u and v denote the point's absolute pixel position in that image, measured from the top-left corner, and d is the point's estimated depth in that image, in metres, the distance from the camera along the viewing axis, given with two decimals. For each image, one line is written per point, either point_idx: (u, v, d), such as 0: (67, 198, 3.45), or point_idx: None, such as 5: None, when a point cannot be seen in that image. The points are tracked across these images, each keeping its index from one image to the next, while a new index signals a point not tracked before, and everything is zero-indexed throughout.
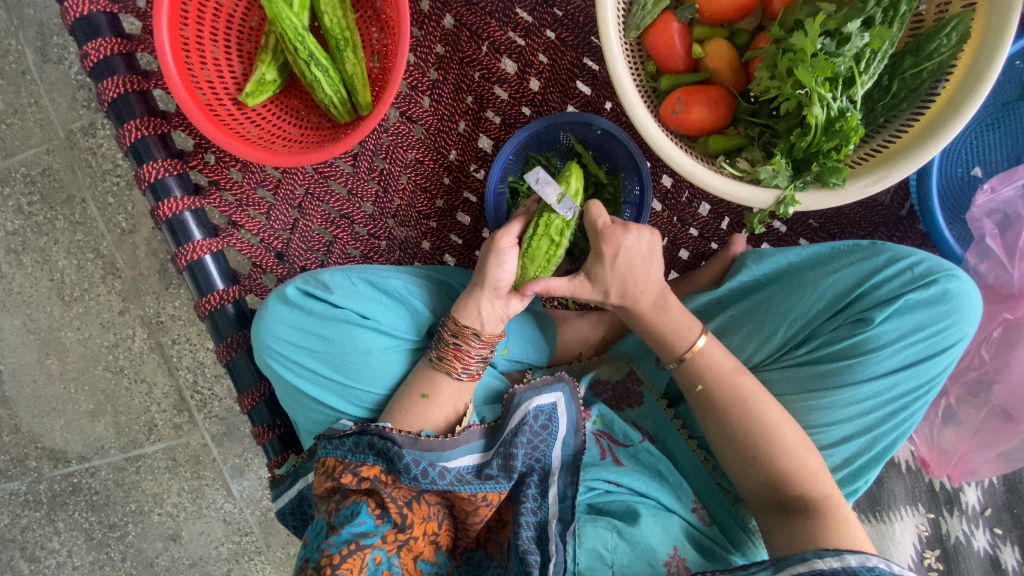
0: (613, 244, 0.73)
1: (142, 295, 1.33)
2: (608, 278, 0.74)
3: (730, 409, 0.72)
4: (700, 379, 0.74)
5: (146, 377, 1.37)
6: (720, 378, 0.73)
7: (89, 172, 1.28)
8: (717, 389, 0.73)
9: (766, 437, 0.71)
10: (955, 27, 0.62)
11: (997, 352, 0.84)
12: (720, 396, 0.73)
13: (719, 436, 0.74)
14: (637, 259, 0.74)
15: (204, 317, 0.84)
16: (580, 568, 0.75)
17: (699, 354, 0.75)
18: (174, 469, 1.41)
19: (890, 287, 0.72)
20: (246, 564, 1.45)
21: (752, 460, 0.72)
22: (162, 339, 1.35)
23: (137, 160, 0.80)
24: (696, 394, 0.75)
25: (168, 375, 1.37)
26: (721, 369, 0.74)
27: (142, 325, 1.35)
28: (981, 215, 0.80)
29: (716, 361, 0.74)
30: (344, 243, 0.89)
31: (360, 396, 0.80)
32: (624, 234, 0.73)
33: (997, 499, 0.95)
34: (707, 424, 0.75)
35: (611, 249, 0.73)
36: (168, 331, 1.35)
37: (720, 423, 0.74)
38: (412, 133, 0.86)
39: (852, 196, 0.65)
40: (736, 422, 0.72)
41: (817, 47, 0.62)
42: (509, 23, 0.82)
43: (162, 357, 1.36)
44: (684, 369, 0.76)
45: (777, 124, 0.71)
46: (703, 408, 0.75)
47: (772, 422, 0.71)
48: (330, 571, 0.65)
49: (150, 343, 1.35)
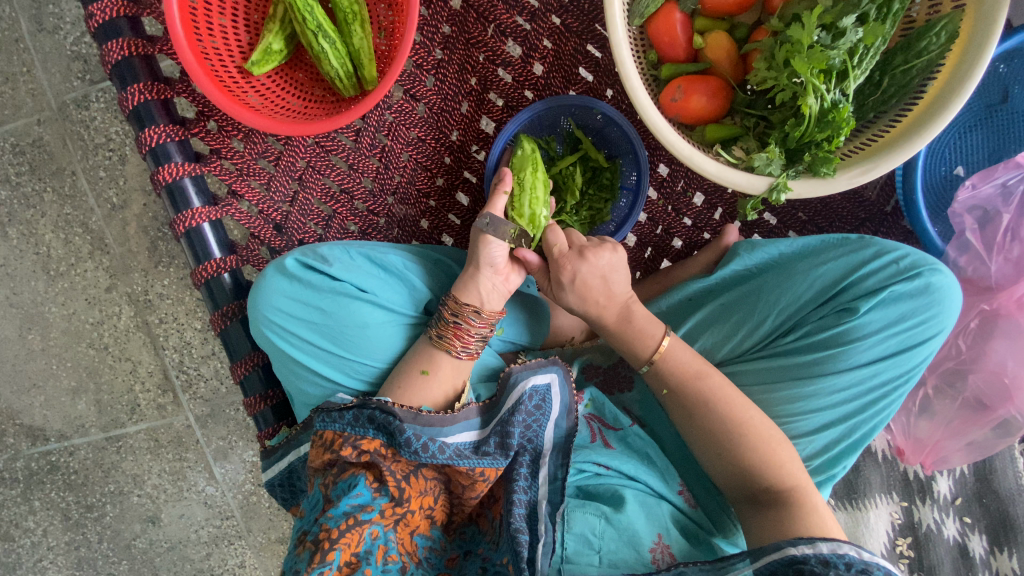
0: (569, 270, 0.77)
1: (130, 272, 1.32)
2: (590, 270, 0.76)
3: (695, 407, 0.75)
4: (665, 384, 0.77)
5: (131, 356, 1.36)
6: (683, 381, 0.76)
7: (80, 145, 1.26)
8: (681, 390, 0.76)
9: (732, 434, 0.73)
10: (944, 27, 0.65)
11: (973, 343, 0.87)
12: (687, 396, 0.76)
13: (689, 433, 0.77)
14: (595, 281, 0.77)
15: (200, 285, 0.84)
16: (568, 553, 0.76)
17: (663, 356, 0.77)
18: (156, 449, 1.40)
19: (877, 279, 0.75)
20: (226, 548, 1.44)
21: (720, 454, 0.74)
22: (149, 317, 1.34)
23: (139, 124, 0.80)
24: (663, 397, 0.78)
25: (154, 354, 1.36)
26: (683, 372, 0.76)
27: (129, 302, 1.33)
28: (962, 210, 0.83)
29: (679, 363, 0.76)
30: (344, 218, 0.90)
31: (358, 370, 0.80)
32: (579, 261, 0.77)
33: (968, 489, 0.99)
34: (677, 421, 0.78)
35: (567, 275, 0.77)
36: (156, 309, 1.34)
37: (689, 420, 0.76)
38: (416, 111, 0.87)
39: (841, 185, 0.68)
40: (703, 419, 0.75)
41: (813, 39, 0.65)
42: (516, 7, 0.83)
43: (148, 335, 1.35)
44: (653, 372, 0.78)
45: (773, 115, 0.74)
46: (672, 408, 0.78)
47: (736, 417, 0.73)
48: (328, 544, 0.65)
49: (137, 321, 1.34)
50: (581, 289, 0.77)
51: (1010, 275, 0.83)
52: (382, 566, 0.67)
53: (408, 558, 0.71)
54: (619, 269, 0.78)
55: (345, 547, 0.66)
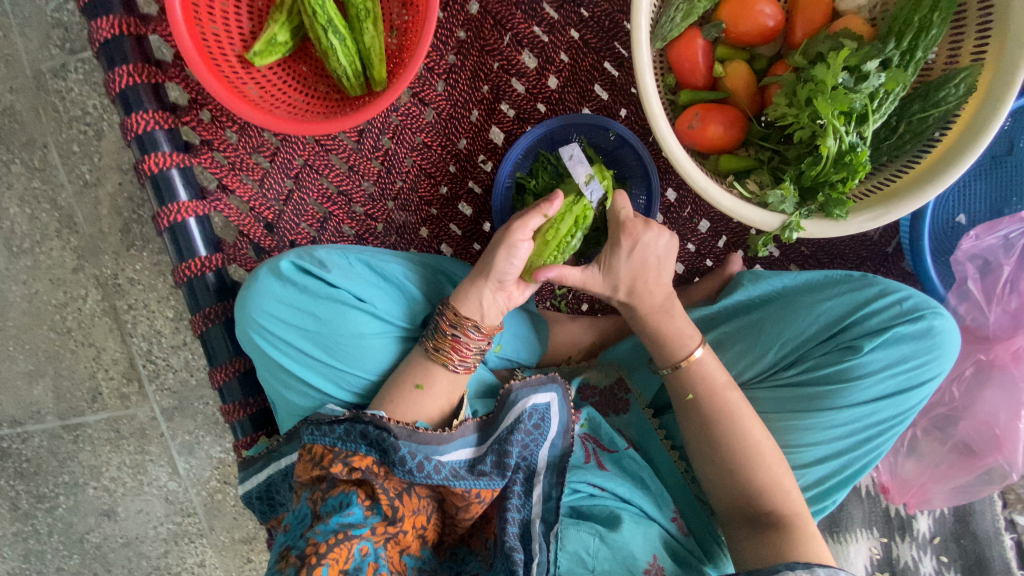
0: (632, 238, 0.75)
1: (99, 254, 1.24)
2: (621, 270, 0.75)
3: (716, 421, 0.74)
4: (690, 389, 0.76)
5: (95, 342, 1.28)
6: (711, 392, 0.75)
7: (54, 117, 1.18)
8: (706, 400, 0.75)
9: (747, 453, 0.72)
10: (964, 78, 0.65)
11: (967, 391, 0.89)
12: (709, 407, 0.75)
13: (699, 448, 0.76)
14: (651, 257, 0.75)
15: (181, 284, 0.80)
16: (561, 571, 0.74)
17: (693, 363, 0.76)
18: (116, 441, 1.33)
19: (880, 319, 0.75)
20: (186, 546, 1.38)
21: (729, 472, 0.73)
22: (117, 302, 1.26)
23: (125, 108, 0.75)
24: (685, 403, 0.76)
25: (121, 341, 1.28)
26: (712, 382, 0.75)
27: (97, 285, 1.26)
28: (964, 258, 0.85)
29: (709, 373, 0.75)
30: (340, 220, 0.86)
31: (347, 381, 0.76)
32: (644, 230, 0.74)
33: (946, 528, 1.01)
34: (691, 434, 0.77)
35: (629, 241, 0.74)
36: (126, 294, 1.26)
37: (704, 435, 0.75)
38: (424, 116, 0.84)
39: (852, 229, 0.68)
40: (720, 434, 0.74)
41: (837, 81, 0.65)
42: (535, 18, 0.81)
43: (115, 321, 1.27)
44: (679, 377, 0.77)
45: (788, 151, 0.73)
46: (690, 418, 0.76)
47: (753, 437, 0.73)
48: (314, 559, 0.62)
49: (104, 305, 1.27)
50: (630, 270, 0.75)
51: (1007, 327, 0.85)
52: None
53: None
54: (673, 255, 0.77)
55: (333, 563, 0.62)
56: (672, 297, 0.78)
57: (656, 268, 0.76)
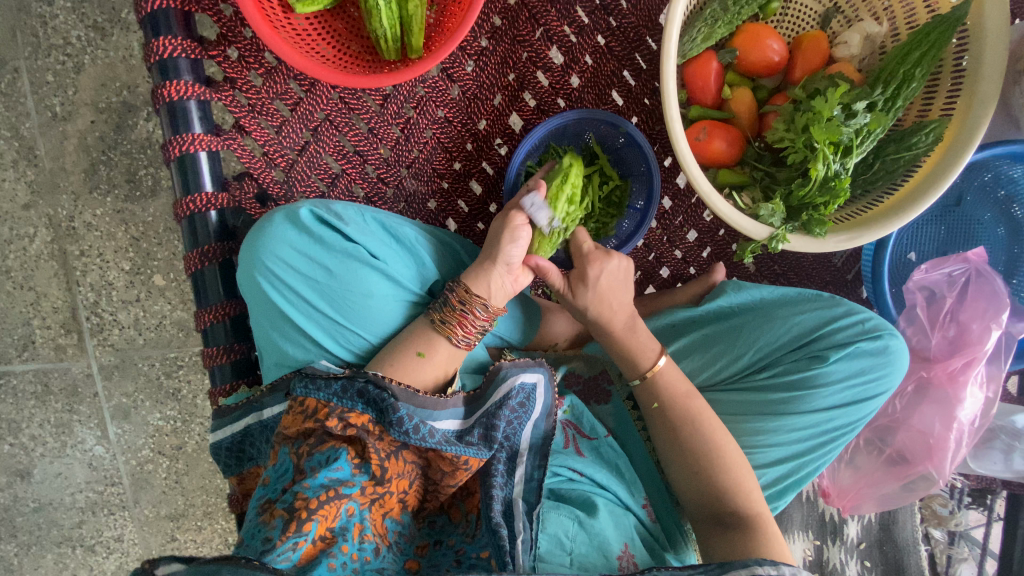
0: (597, 266, 0.82)
1: (57, 192, 1.17)
2: (589, 297, 0.81)
3: (681, 425, 0.79)
4: (656, 398, 0.81)
5: (36, 286, 1.20)
6: (675, 400, 0.80)
7: (31, 42, 1.11)
8: (671, 408, 0.80)
9: (709, 456, 0.78)
10: (933, 130, 0.75)
11: (907, 404, 1.00)
12: (673, 414, 0.80)
13: (669, 452, 0.81)
14: (617, 282, 0.82)
15: (181, 218, 0.78)
16: (540, 552, 0.76)
17: (659, 373, 0.81)
18: (42, 396, 1.23)
19: (845, 334, 0.83)
20: (104, 518, 1.29)
21: (695, 474, 0.79)
22: (69, 247, 1.19)
23: (152, 31, 0.74)
24: (651, 410, 0.82)
25: (66, 290, 1.20)
26: (676, 391, 0.81)
27: (48, 226, 1.18)
28: (915, 288, 0.98)
29: (673, 382, 0.81)
30: (351, 180, 0.86)
31: (349, 339, 0.76)
32: (607, 259, 0.82)
33: (872, 534, 1.11)
34: (662, 440, 0.81)
35: (594, 271, 0.81)
36: (79, 240, 1.19)
37: (672, 439, 0.80)
38: (449, 91, 0.87)
39: (829, 246, 0.76)
40: (686, 438, 0.79)
41: (832, 113, 0.73)
42: (567, 18, 0.86)
43: (63, 267, 1.20)
44: (646, 386, 0.82)
45: (778, 173, 0.81)
46: (658, 424, 0.82)
47: (716, 440, 0.78)
48: (305, 514, 0.62)
49: (53, 248, 1.19)
50: (597, 293, 0.81)
51: (945, 350, 0.97)
52: (358, 545, 0.65)
53: (381, 540, 0.68)
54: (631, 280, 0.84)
55: (323, 519, 0.62)
56: (635, 317, 0.84)
57: (614, 287, 0.82)
